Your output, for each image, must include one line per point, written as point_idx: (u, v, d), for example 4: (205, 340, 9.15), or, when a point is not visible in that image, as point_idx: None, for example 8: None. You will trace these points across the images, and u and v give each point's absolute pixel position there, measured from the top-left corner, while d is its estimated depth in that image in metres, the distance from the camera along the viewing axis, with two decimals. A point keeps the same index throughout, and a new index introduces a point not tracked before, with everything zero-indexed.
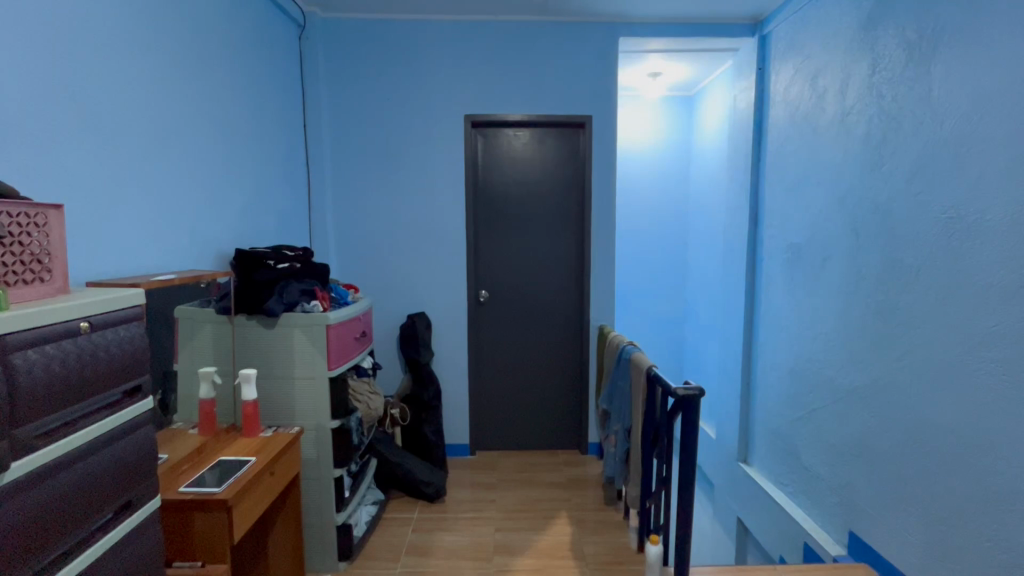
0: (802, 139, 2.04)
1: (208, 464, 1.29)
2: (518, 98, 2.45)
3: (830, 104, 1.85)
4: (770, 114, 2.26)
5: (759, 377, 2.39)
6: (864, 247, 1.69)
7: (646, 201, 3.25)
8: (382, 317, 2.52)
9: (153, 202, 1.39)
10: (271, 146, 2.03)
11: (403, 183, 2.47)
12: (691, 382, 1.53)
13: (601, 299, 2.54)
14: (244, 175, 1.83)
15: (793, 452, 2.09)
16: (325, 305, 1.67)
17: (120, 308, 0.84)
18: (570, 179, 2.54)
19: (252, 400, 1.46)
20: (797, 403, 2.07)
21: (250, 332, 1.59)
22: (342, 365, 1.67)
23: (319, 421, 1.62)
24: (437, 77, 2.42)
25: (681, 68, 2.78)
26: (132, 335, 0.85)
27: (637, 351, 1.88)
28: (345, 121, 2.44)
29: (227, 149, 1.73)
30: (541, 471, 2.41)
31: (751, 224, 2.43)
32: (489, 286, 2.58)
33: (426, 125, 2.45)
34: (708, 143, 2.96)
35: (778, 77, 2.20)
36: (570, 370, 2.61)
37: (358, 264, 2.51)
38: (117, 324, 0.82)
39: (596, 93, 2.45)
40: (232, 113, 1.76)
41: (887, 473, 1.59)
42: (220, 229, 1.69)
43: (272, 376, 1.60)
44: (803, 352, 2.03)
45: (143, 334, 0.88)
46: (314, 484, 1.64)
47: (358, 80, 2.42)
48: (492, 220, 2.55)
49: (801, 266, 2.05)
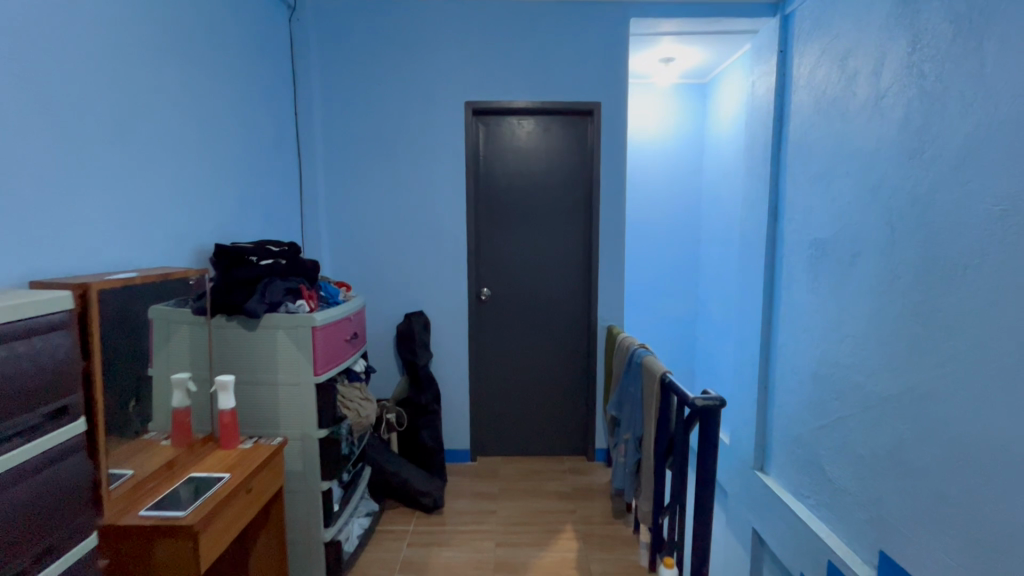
0: (828, 125, 1.88)
1: (176, 484, 1.17)
2: (522, 84, 2.31)
3: (862, 87, 1.70)
4: (793, 99, 2.10)
5: (778, 380, 2.25)
6: (900, 243, 1.54)
7: (656, 196, 3.11)
8: (378, 316, 2.40)
9: (120, 192, 1.27)
10: (258, 135, 1.91)
11: (401, 175, 2.34)
12: (711, 391, 1.39)
13: (611, 297, 2.40)
14: (226, 166, 1.71)
15: (816, 464, 1.95)
16: (312, 305, 1.54)
17: (30, 316, 0.75)
18: (577, 170, 2.40)
19: (230, 409, 1.34)
20: (821, 410, 1.93)
21: (230, 334, 1.48)
22: (330, 370, 1.54)
23: (304, 430, 1.49)
24: (436, 62, 2.29)
25: (695, 53, 2.63)
26: (51, 346, 0.77)
27: (649, 354, 1.74)
28: (339, 110, 2.31)
29: (207, 136, 1.61)
30: (544, 479, 2.28)
31: (770, 218, 2.28)
32: (490, 284, 2.45)
33: (424, 113, 2.31)
34: (723, 133, 2.81)
35: (801, 60, 2.04)
36: (577, 372, 2.48)
37: (352, 260, 2.38)
38: (23, 335, 0.73)
39: (605, 77, 2.30)
40: (212, 98, 1.63)
41: (925, 491, 1.45)
42: (198, 223, 1.57)
43: (254, 381, 1.48)
44: (828, 356, 1.89)
45: (63, 345, 0.80)
46: (301, 498, 1.52)
47: (353, 66, 2.29)
48: (494, 214, 2.42)
49: (826, 264, 1.91)
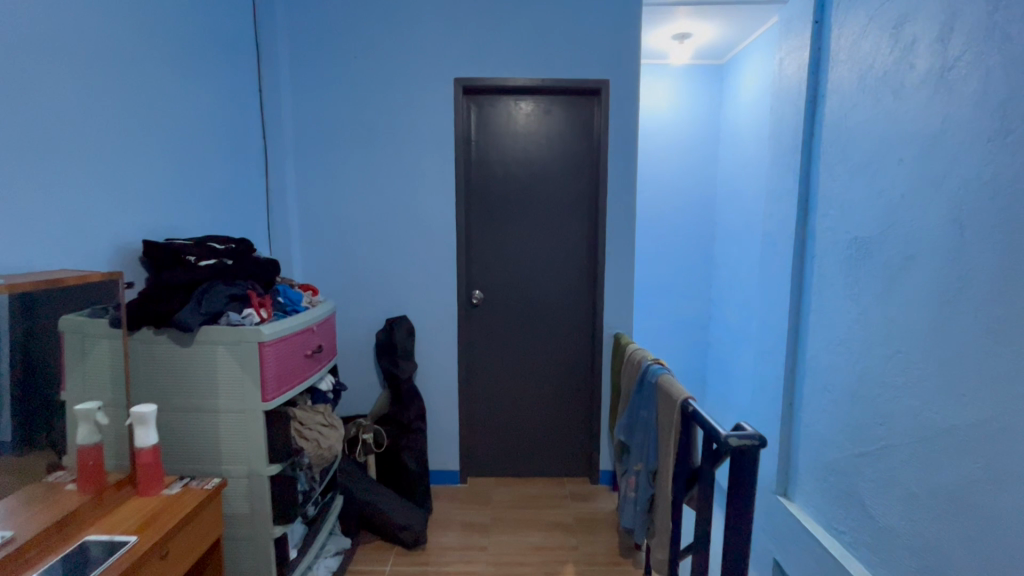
0: (875, 104, 1.61)
1: (66, 550, 0.90)
2: (519, 60, 2.03)
3: (922, 58, 1.43)
4: (831, 76, 1.83)
5: (806, 397, 1.99)
6: (972, 245, 1.27)
7: (667, 189, 2.84)
8: (356, 322, 2.14)
9: (4, 172, 0.99)
10: (209, 112, 1.63)
11: (383, 162, 2.07)
12: (747, 427, 1.12)
13: (618, 302, 2.13)
14: (166, 146, 1.44)
15: (855, 498, 1.69)
16: (264, 315, 1.28)
17: None
18: (581, 157, 2.13)
19: (150, 446, 1.07)
20: (859, 436, 1.68)
21: (158, 351, 1.21)
22: (283, 393, 1.28)
23: (251, 466, 1.24)
24: (421, 34, 2.01)
25: (713, 29, 2.34)
26: None
27: (665, 372, 1.48)
28: (311, 89, 2.04)
29: (139, 108, 1.33)
30: (542, 507, 2.03)
31: (800, 213, 2.01)
32: (483, 285, 2.18)
33: (408, 93, 2.04)
34: (743, 119, 2.54)
35: (841, 31, 1.77)
36: (580, 384, 2.22)
37: (327, 259, 2.12)
38: None
39: (614, 51, 2.02)
40: (146, 63, 1.36)
41: (995, 543, 1.20)
42: (126, 213, 1.29)
43: (190, 408, 1.22)
44: (870, 374, 1.63)
45: None
46: (247, 547, 1.26)
47: (327, 39, 2.02)
48: (488, 208, 2.15)
49: (869, 267, 1.64)
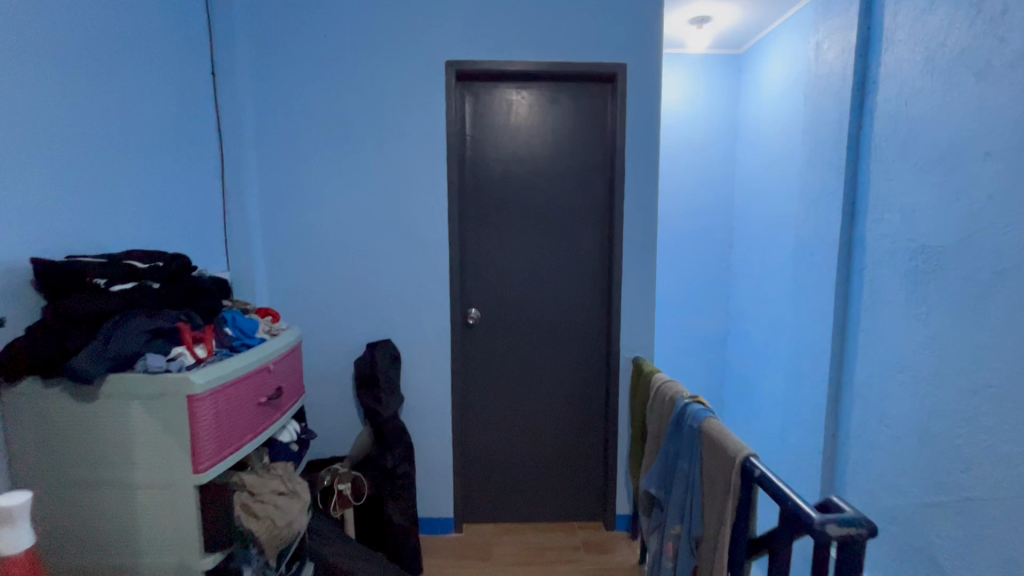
0: (949, 88, 1.35)
1: None
2: (523, 41, 1.75)
3: (1017, 30, 1.16)
4: (887, 58, 1.58)
5: (855, 432, 1.73)
6: None
7: (682, 192, 2.57)
8: (334, 348, 1.83)
9: None
10: (147, 95, 1.33)
11: (364, 160, 1.78)
12: (845, 506, 0.84)
13: (638, 320, 1.86)
14: (87, 136, 1.13)
15: (926, 556, 1.42)
16: (198, 355, 0.98)
17: None
18: (593, 154, 1.85)
19: (24, 550, 0.74)
20: (931, 481, 1.41)
21: (52, 406, 0.89)
22: (226, 459, 0.97)
23: (180, 559, 0.93)
24: (410, 10, 1.73)
25: (738, 11, 2.09)
26: None
27: (710, 416, 1.20)
28: (279, 73, 1.74)
29: (44, 82, 1.02)
30: (551, 563, 1.74)
31: (846, 219, 1.76)
32: (479, 303, 1.89)
33: (393, 79, 1.75)
34: (768, 114, 2.30)
35: (899, 5, 1.52)
36: (592, 415, 1.94)
37: (298, 274, 1.81)
38: None
39: (633, 32, 1.75)
40: (53, 26, 1.05)
41: None
42: (26, 222, 0.99)
43: (96, 482, 0.91)
44: (947, 409, 1.36)
45: None
46: None
47: (299, 17, 1.72)
48: (485, 214, 1.86)
49: (943, 281, 1.38)
